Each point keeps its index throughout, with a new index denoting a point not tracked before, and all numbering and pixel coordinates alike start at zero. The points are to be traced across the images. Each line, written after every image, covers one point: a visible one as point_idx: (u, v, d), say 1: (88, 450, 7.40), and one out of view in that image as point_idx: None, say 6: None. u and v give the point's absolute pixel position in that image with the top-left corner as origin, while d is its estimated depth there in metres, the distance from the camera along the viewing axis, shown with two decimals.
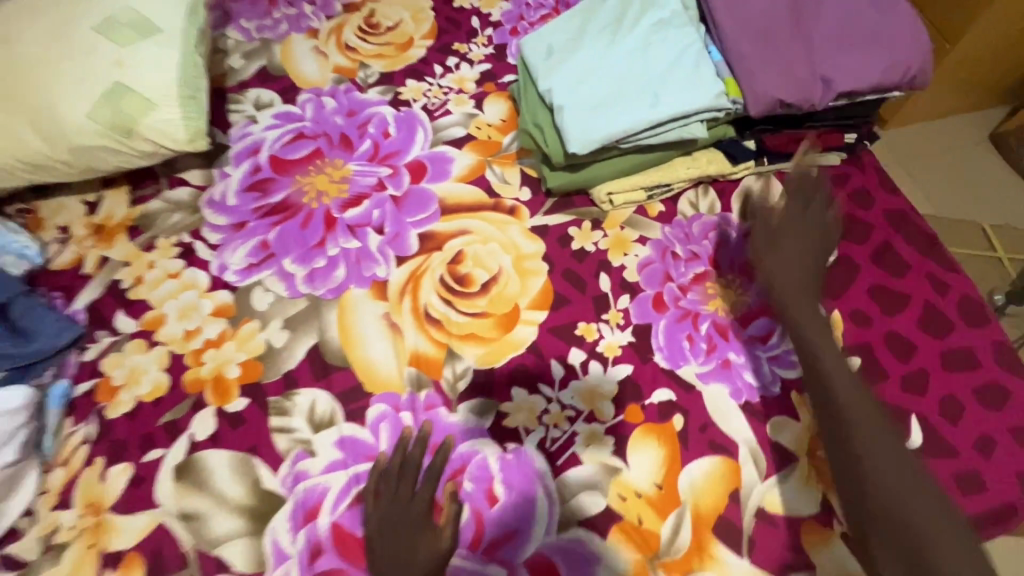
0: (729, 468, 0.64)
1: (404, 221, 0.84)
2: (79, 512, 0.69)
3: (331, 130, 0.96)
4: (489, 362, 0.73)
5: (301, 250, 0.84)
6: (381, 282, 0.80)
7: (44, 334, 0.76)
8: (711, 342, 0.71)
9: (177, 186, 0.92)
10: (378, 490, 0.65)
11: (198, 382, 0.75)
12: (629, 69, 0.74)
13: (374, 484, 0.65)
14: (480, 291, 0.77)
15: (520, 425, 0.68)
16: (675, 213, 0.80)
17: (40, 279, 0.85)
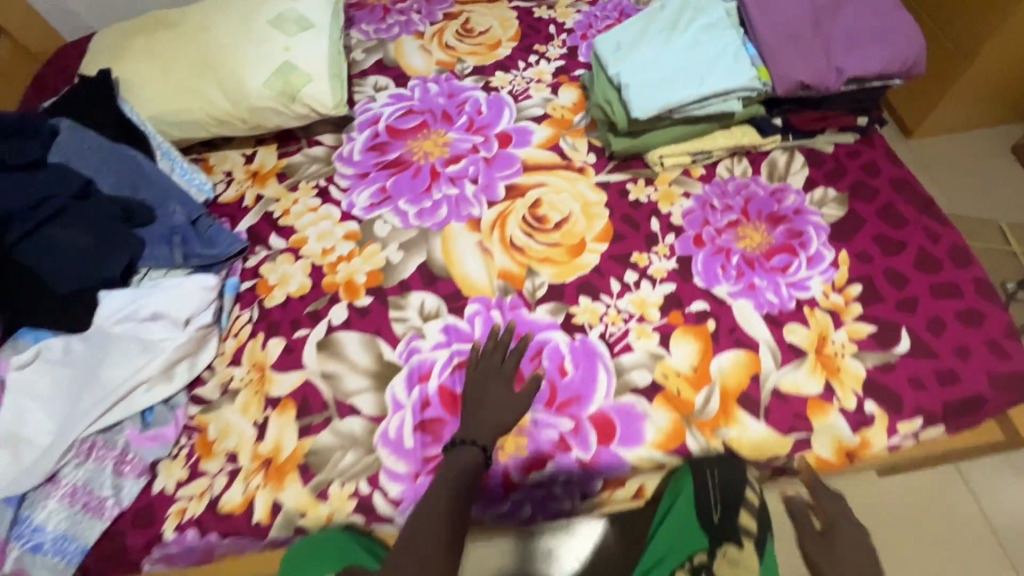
0: (751, 358, 0.81)
1: (494, 176, 1.06)
2: (247, 369, 0.91)
3: (435, 107, 1.19)
4: (561, 278, 0.92)
5: (412, 194, 1.07)
6: (475, 218, 1.02)
7: (220, 244, 0.99)
8: (740, 270, 0.89)
9: (315, 145, 1.17)
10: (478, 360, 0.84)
11: (334, 285, 0.98)
12: (682, 57, 0.95)
13: (474, 357, 0.85)
14: (555, 227, 0.98)
15: (585, 322, 0.87)
16: (714, 175, 1.00)
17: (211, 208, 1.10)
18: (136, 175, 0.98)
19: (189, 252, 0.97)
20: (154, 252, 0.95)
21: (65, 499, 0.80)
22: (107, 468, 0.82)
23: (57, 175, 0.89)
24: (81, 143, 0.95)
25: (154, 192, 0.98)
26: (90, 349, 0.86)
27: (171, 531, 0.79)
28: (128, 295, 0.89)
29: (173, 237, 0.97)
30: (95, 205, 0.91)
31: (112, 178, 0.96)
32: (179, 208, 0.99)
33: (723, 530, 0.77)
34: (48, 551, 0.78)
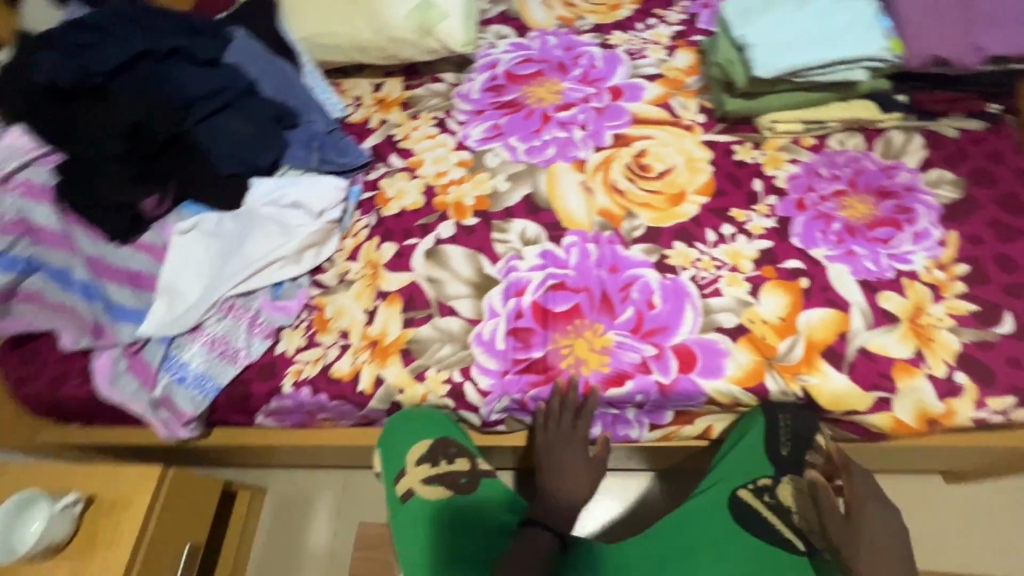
0: (841, 317, 0.83)
1: (603, 125, 1.12)
2: (362, 266, 1.01)
3: (552, 58, 1.25)
4: (659, 223, 0.97)
5: (523, 133, 1.13)
6: (581, 161, 1.07)
7: (350, 155, 1.10)
8: (841, 237, 0.90)
9: (437, 81, 1.26)
10: (547, 423, 0.87)
11: (444, 204, 1.07)
12: (813, 23, 0.96)
13: (543, 415, 0.87)
14: (657, 177, 1.02)
15: (678, 264, 0.92)
16: (825, 146, 1.00)
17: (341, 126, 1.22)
18: (289, 83, 1.09)
19: (323, 157, 1.09)
20: (297, 153, 1.07)
21: (205, 346, 0.94)
22: (242, 326, 0.95)
23: (230, 74, 1.02)
24: (249, 51, 1.08)
25: (301, 100, 1.10)
26: (240, 225, 0.99)
27: (290, 385, 0.91)
28: (276, 185, 1.02)
29: (313, 142, 1.09)
30: (257, 104, 1.03)
31: (271, 84, 1.08)
32: (320, 118, 1.11)
33: (791, 462, 0.81)
34: (189, 384, 0.93)
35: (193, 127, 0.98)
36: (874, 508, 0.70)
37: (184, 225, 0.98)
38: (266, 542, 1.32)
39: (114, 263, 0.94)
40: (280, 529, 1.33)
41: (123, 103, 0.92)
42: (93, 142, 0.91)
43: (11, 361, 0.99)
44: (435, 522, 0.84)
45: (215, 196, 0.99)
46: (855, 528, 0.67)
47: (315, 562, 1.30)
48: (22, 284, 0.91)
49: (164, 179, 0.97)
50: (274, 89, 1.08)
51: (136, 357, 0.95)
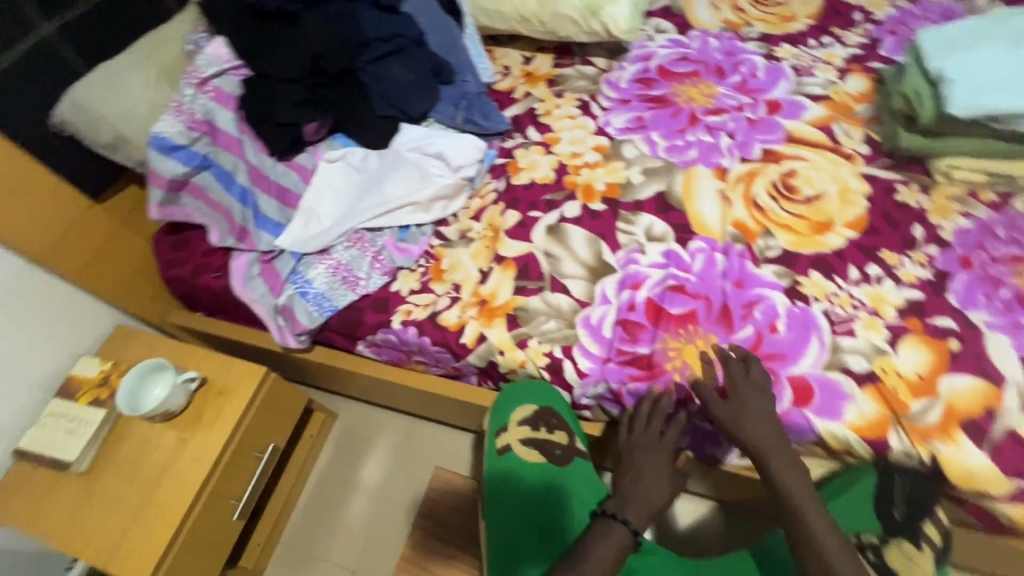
0: (992, 391, 0.75)
1: (754, 137, 1.07)
2: (484, 227, 1.04)
3: (710, 60, 1.21)
4: (797, 248, 0.92)
5: (666, 130, 1.11)
6: (723, 168, 1.03)
7: (492, 119, 1.13)
8: (1008, 305, 0.81)
9: (587, 64, 1.26)
10: (633, 425, 0.86)
11: (574, 184, 1.07)
12: None
13: (629, 417, 0.87)
14: (804, 201, 0.96)
15: (811, 294, 0.86)
16: (1007, 205, 0.90)
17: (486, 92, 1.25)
18: (453, 40, 1.13)
19: (467, 116, 1.12)
20: (444, 108, 1.11)
21: (330, 269, 1.01)
22: (365, 258, 1.01)
23: (406, 21, 1.07)
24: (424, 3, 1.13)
25: (460, 58, 1.14)
26: (382, 165, 1.05)
27: (398, 322, 0.96)
28: (421, 134, 1.07)
29: (461, 100, 1.12)
30: (422, 54, 1.08)
31: (436, 38, 1.13)
32: (473, 79, 1.14)
33: (905, 528, 0.73)
34: (309, 300, 0.99)
35: (363, 66, 1.04)
36: (752, 396, 0.78)
37: (332, 155, 1.05)
38: (327, 465, 1.40)
39: (270, 175, 1.02)
40: (341, 457, 1.41)
41: (312, 30, 0.98)
42: (279, 61, 0.98)
43: (165, 245, 1.11)
44: (523, 482, 0.87)
45: (366, 134, 1.05)
46: (741, 402, 0.78)
47: (366, 496, 1.36)
48: (193, 177, 1.00)
49: (327, 108, 1.04)
50: (438, 44, 1.13)
51: (269, 266, 1.04)
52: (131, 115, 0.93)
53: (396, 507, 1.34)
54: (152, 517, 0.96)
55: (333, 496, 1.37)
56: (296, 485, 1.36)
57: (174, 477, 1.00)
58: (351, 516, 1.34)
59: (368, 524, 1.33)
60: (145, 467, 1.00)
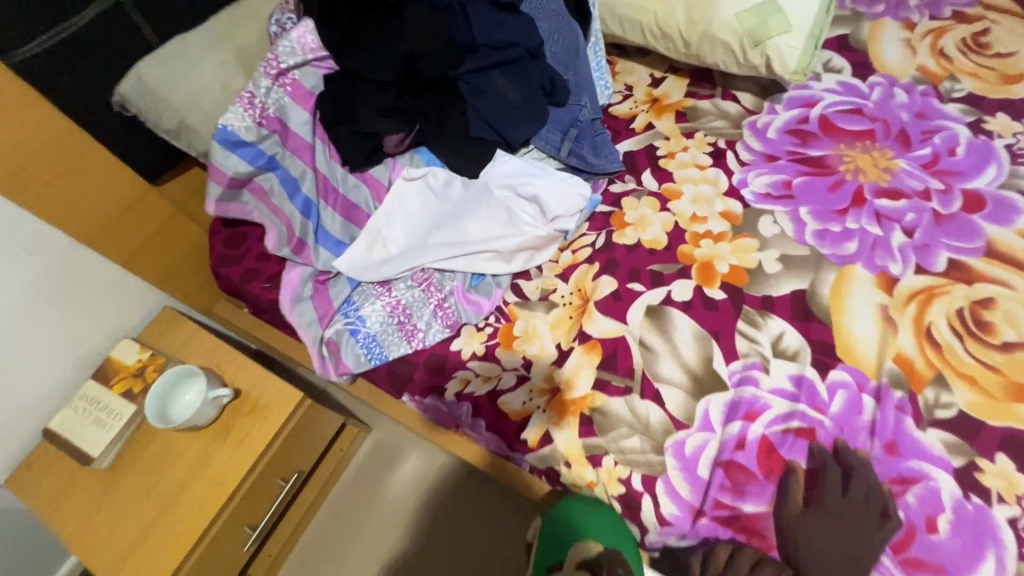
0: None
1: (940, 238, 0.83)
2: (571, 291, 0.87)
3: (892, 120, 0.95)
4: (981, 414, 0.69)
5: (820, 207, 0.88)
6: (891, 276, 0.80)
7: (602, 158, 0.93)
8: None
9: (729, 99, 1.03)
10: None
11: (689, 258, 0.87)
12: None
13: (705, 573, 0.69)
14: (999, 347, 0.73)
15: (994, 488, 0.65)
16: None
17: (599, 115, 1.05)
18: (575, 53, 0.94)
19: (574, 149, 0.94)
20: (548, 135, 0.93)
21: (387, 307, 0.87)
22: (429, 304, 0.87)
23: (525, 25, 0.89)
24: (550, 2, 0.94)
25: (579, 76, 0.95)
26: (466, 196, 0.89)
27: (452, 393, 0.82)
28: (517, 166, 0.91)
29: (569, 128, 0.94)
30: (536, 68, 0.90)
31: (555, 48, 0.94)
32: (590, 105, 0.95)
33: None
34: (359, 340, 0.87)
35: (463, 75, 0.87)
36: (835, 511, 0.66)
37: (410, 173, 0.91)
38: (351, 480, 1.30)
39: (339, 188, 0.90)
40: (367, 474, 1.30)
41: (414, 26, 0.82)
42: (370, 59, 0.83)
43: (220, 238, 1.01)
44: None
45: (454, 156, 0.89)
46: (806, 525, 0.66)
47: (385, 525, 1.25)
48: (256, 177, 0.88)
49: (415, 118, 0.88)
50: (557, 57, 0.94)
51: (322, 287, 0.92)
52: (200, 102, 0.81)
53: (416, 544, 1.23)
54: (162, 538, 0.89)
55: (351, 516, 1.27)
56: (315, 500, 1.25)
57: (189, 498, 0.92)
58: (366, 542, 1.24)
59: (384, 554, 1.22)
60: (163, 480, 0.93)
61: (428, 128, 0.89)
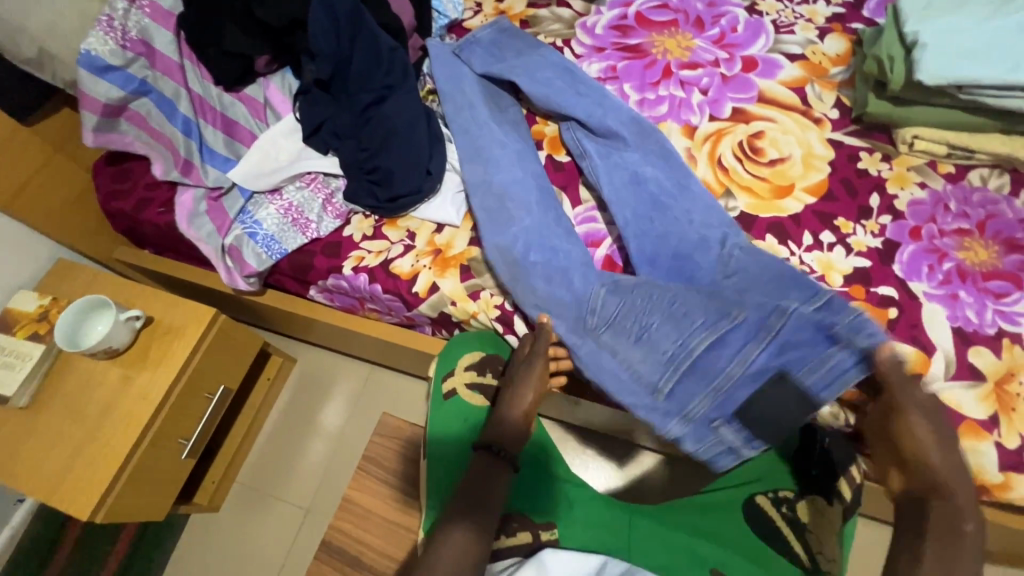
0: (922, 359, 0.78)
1: (726, 94, 1.03)
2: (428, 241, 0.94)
3: (691, 10, 1.13)
4: (756, 211, 0.92)
5: (639, 82, 1.07)
6: (692, 126, 1.01)
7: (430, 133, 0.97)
8: (949, 277, 0.83)
9: (563, 6, 1.19)
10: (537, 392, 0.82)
11: (541, 134, 1.01)
12: (1000, 19, 0.86)
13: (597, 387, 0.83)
14: (768, 164, 0.95)
15: None
16: (963, 178, 0.91)
17: (453, 30, 1.13)
18: (675, 208, 0.87)
19: (679, 378, 0.79)
20: (696, 389, 0.79)
21: (280, 210, 0.97)
22: (317, 200, 0.98)
23: (583, 103, 0.96)
24: (530, 73, 1.00)
25: (592, 145, 0.94)
26: (343, 169, 0.97)
27: (349, 268, 0.94)
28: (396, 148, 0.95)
29: (715, 381, 0.78)
30: (614, 299, 0.82)
31: (537, 229, 0.88)
32: (864, 336, 0.71)
33: (819, 483, 0.78)
34: (259, 242, 0.96)
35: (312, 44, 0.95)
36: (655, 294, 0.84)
37: (295, 107, 1.00)
38: (278, 421, 1.36)
39: (216, 106, 0.99)
40: (299, 401, 1.37)
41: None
42: None
43: (106, 176, 1.05)
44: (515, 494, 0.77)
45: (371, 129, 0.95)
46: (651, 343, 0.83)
47: (314, 453, 1.32)
48: (131, 103, 0.92)
49: (280, 41, 0.97)
50: (606, 283, 0.84)
51: (216, 203, 0.99)
52: (59, 30, 0.86)
53: (338, 466, 1.30)
54: (94, 452, 0.95)
55: (289, 442, 1.34)
56: (248, 439, 1.32)
57: (120, 414, 0.98)
58: (301, 467, 1.31)
59: (315, 478, 1.29)
60: (87, 405, 0.98)
61: (327, 69, 0.93)
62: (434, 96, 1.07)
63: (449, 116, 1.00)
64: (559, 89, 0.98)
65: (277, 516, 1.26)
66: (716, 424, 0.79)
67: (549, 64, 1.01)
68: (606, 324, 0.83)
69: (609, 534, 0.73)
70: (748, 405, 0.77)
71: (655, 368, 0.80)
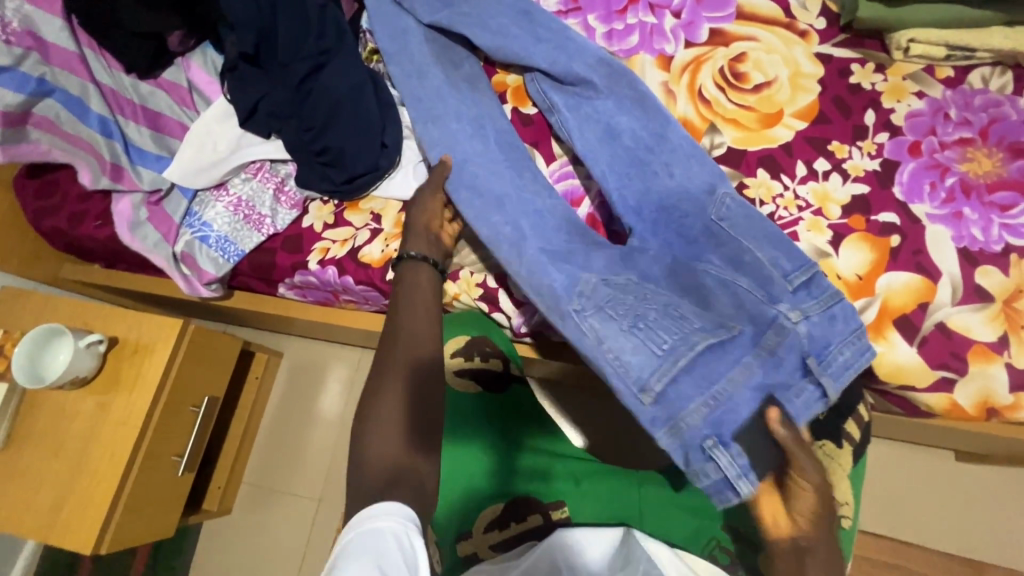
0: (927, 286, 0.74)
1: (701, 14, 0.92)
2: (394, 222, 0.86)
3: None
4: (744, 144, 0.85)
5: (605, 11, 0.95)
6: (667, 56, 0.92)
7: (378, 102, 0.87)
8: (952, 194, 0.78)
9: None
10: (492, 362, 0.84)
11: (502, 85, 0.91)
12: None
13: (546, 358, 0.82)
14: (752, 90, 0.87)
15: (756, 198, 0.82)
16: (963, 81, 0.84)
17: None
18: (660, 155, 0.80)
19: (669, 378, 0.65)
20: (687, 394, 0.65)
21: (229, 207, 0.89)
22: (267, 191, 0.89)
23: (543, 49, 0.86)
24: (482, 22, 0.89)
25: (560, 97, 0.85)
26: (289, 153, 0.87)
27: (315, 262, 0.87)
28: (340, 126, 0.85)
29: (712, 387, 0.65)
30: (608, 286, 0.72)
31: (510, 200, 0.80)
32: (844, 345, 0.68)
33: (826, 428, 0.75)
34: (212, 245, 0.88)
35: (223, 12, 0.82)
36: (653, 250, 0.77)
37: (223, 87, 0.88)
38: (274, 414, 1.34)
39: (133, 98, 0.88)
40: (295, 391, 1.34)
41: None
42: None
43: (30, 191, 0.94)
44: (518, 477, 0.75)
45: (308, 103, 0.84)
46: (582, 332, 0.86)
47: (319, 442, 1.30)
48: (34, 106, 0.80)
49: (193, 13, 0.85)
50: (601, 266, 0.74)
51: (157, 208, 0.89)
52: None
53: (342, 454, 1.28)
54: (85, 488, 0.91)
55: (290, 434, 1.31)
56: (247, 439, 1.30)
57: (102, 444, 0.93)
58: (308, 458, 1.29)
59: (323, 467, 1.28)
60: (67, 438, 0.94)
61: (251, 40, 0.81)
62: (378, 56, 0.95)
63: (397, 80, 0.89)
64: (516, 38, 0.87)
65: (290, 508, 1.26)
66: (710, 446, 0.64)
67: (504, 8, 0.89)
68: (593, 309, 0.70)
69: (620, 506, 0.72)
70: (743, 431, 0.64)
71: (643, 364, 0.66)
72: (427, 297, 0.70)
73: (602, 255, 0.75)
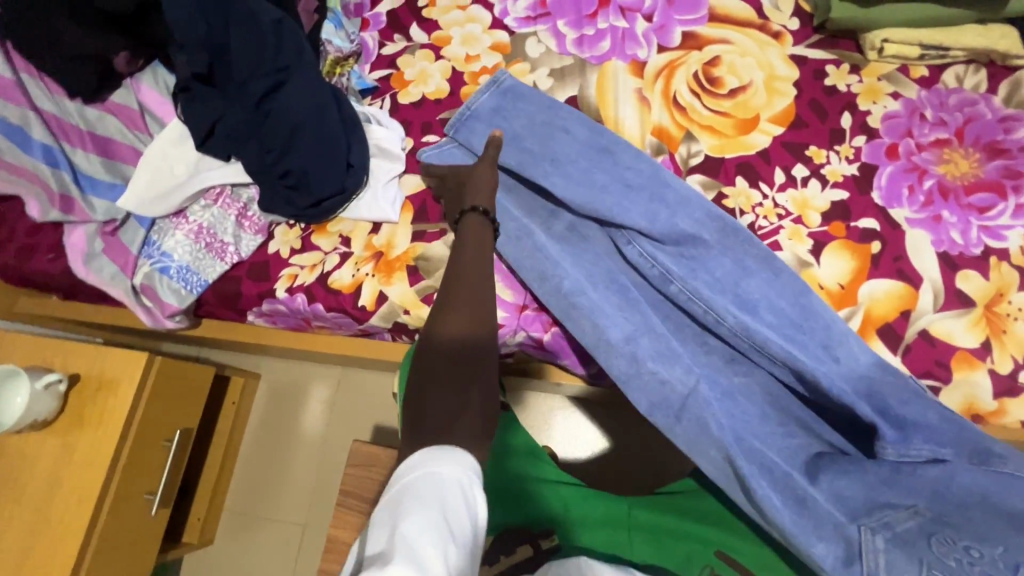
0: (909, 294, 0.73)
1: (673, 18, 0.89)
2: (363, 245, 0.83)
3: None
4: (721, 152, 0.83)
5: (574, 16, 0.92)
6: (640, 62, 0.89)
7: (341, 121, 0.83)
8: (930, 197, 0.77)
9: None
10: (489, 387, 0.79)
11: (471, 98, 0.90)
12: None
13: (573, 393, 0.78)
14: (728, 95, 0.85)
15: (736, 207, 0.80)
16: (938, 81, 0.82)
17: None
18: (817, 323, 0.71)
19: None
20: None
21: (190, 235, 0.85)
22: (229, 217, 0.85)
23: (638, 201, 0.78)
24: (560, 169, 0.80)
25: (668, 259, 0.76)
26: (251, 176, 0.83)
27: (283, 290, 0.83)
28: (303, 147, 0.81)
29: None
30: (896, 552, 0.55)
31: (778, 447, 0.68)
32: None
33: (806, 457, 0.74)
34: (173, 276, 0.84)
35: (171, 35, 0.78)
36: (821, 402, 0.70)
37: (177, 109, 0.84)
38: (255, 439, 1.30)
39: (79, 123, 0.83)
40: (274, 415, 1.30)
41: None
42: None
43: None
44: (506, 508, 0.73)
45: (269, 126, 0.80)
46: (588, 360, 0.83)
47: (303, 465, 1.26)
48: None
49: (137, 30, 0.81)
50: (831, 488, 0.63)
51: (113, 239, 0.85)
52: None
53: (326, 478, 1.25)
54: (53, 538, 0.87)
55: (271, 457, 1.28)
56: (225, 469, 1.25)
57: (64, 489, 0.89)
58: (291, 483, 1.26)
59: (307, 492, 1.24)
60: (27, 485, 0.89)
61: (202, 61, 0.76)
62: (339, 70, 0.91)
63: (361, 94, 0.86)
64: (604, 186, 0.79)
65: (275, 535, 1.23)
66: None
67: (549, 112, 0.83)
68: None
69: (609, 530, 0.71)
70: None
71: None
72: (477, 250, 0.64)
73: (827, 485, 0.64)
